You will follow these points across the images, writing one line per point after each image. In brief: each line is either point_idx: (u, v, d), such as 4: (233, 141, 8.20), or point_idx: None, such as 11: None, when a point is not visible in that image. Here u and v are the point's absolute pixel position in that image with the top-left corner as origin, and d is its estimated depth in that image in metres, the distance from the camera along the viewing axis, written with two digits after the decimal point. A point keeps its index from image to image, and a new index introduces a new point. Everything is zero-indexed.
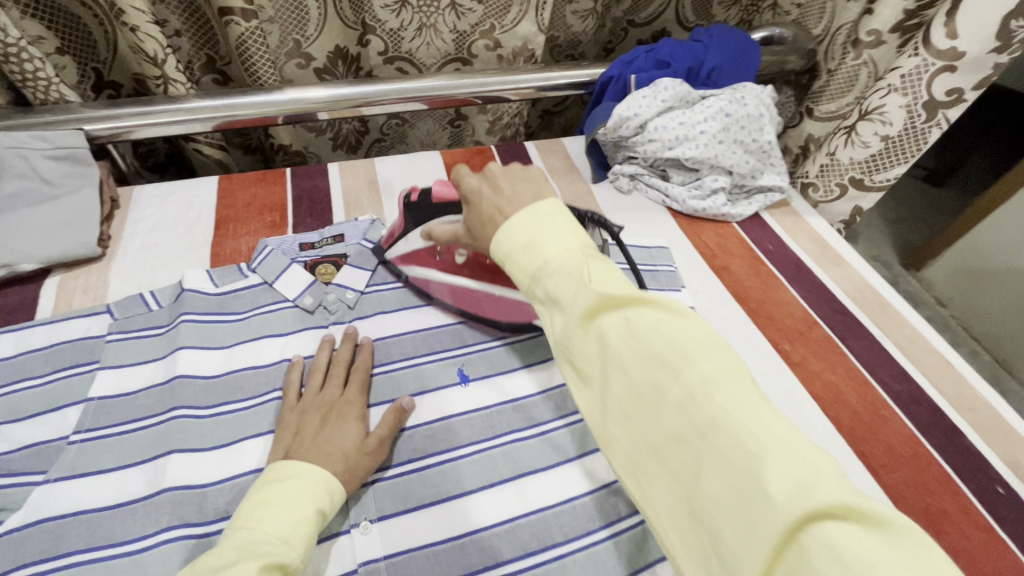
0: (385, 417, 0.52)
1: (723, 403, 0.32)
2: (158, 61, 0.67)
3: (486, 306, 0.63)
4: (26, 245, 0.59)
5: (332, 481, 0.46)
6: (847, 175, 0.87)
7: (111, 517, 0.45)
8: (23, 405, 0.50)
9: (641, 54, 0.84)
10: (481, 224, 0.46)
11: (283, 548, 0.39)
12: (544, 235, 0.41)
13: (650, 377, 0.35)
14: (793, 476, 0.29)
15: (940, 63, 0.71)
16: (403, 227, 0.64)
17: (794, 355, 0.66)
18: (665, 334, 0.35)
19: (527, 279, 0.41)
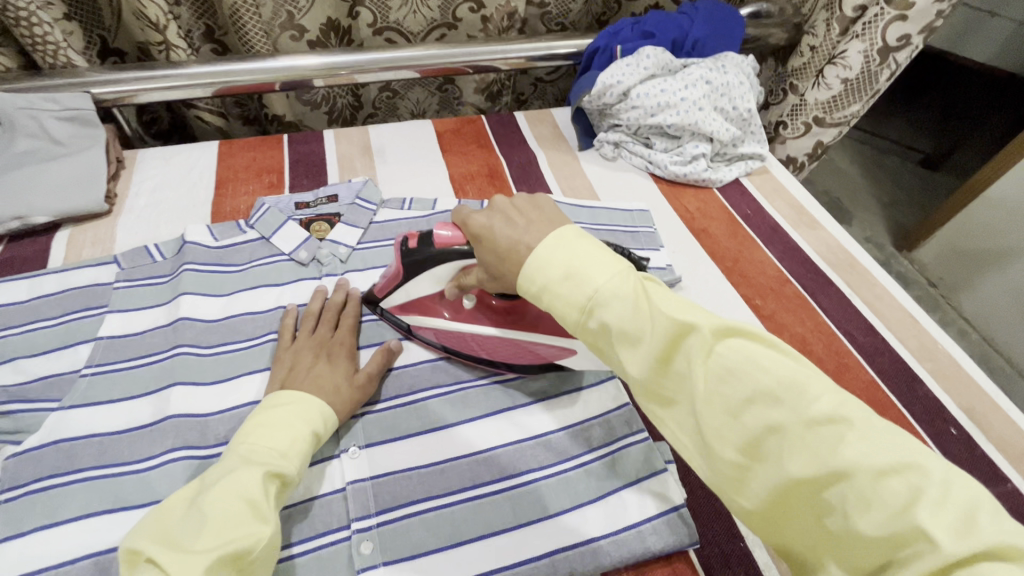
0: (375, 357, 0.56)
1: (854, 443, 0.30)
2: (159, 28, 0.70)
3: (505, 350, 0.58)
4: (38, 199, 0.62)
5: (326, 408, 0.49)
6: (811, 115, 0.93)
7: (121, 440, 0.49)
8: (38, 342, 0.54)
9: (626, 27, 0.86)
10: (499, 259, 0.44)
11: (283, 459, 0.43)
12: (587, 260, 0.39)
13: (764, 417, 0.32)
14: (949, 518, 0.27)
15: (895, 13, 0.77)
16: (402, 275, 0.57)
17: (765, 310, 0.69)
18: (766, 366, 0.33)
19: (580, 314, 0.39)
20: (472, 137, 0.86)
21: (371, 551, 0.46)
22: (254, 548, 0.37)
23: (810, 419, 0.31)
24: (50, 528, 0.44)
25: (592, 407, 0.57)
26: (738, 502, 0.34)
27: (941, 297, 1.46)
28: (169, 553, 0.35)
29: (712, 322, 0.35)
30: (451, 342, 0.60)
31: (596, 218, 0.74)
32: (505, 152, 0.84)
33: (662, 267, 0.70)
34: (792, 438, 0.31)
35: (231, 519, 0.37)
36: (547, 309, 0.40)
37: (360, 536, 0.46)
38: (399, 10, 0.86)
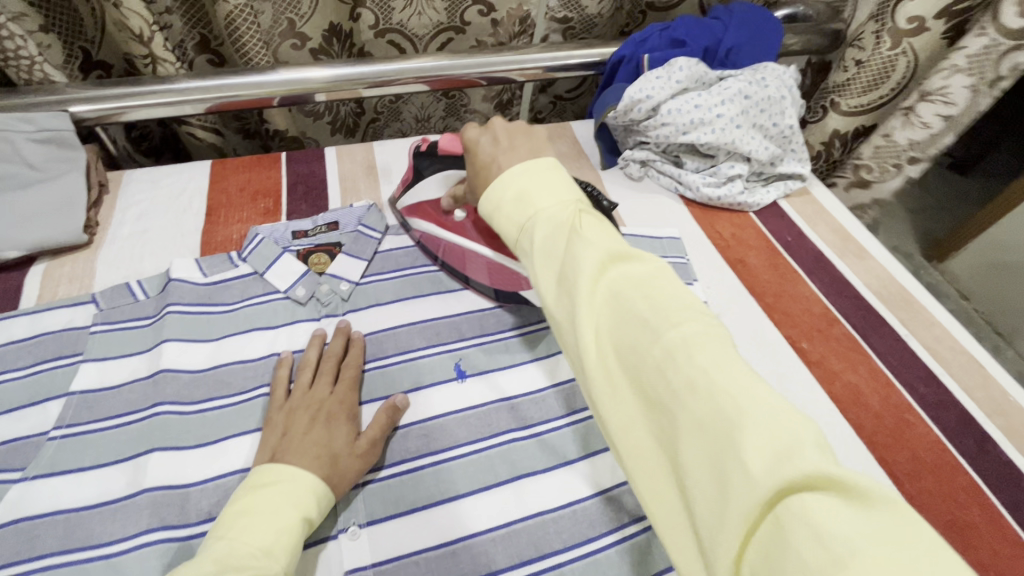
0: (378, 416, 0.50)
1: (699, 364, 0.29)
2: (144, 39, 0.64)
3: (475, 266, 0.61)
4: (9, 232, 0.57)
5: (319, 485, 0.43)
6: (904, 155, 0.82)
7: (91, 517, 0.43)
8: (3, 399, 0.49)
9: (654, 33, 0.79)
10: (475, 172, 0.47)
11: (266, 559, 0.37)
12: (532, 185, 0.40)
13: (629, 336, 0.33)
14: (771, 448, 0.26)
15: (1010, 43, 0.66)
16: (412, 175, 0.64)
17: (812, 354, 0.62)
18: (645, 290, 0.33)
19: (515, 230, 0.40)
20: None
21: None
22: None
23: (670, 339, 0.31)
24: None
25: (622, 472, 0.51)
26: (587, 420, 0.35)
27: (975, 311, 1.36)
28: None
29: (618, 249, 0.36)
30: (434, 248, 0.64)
31: None
32: None
33: None
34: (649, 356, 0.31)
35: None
36: (495, 229, 0.43)
37: None
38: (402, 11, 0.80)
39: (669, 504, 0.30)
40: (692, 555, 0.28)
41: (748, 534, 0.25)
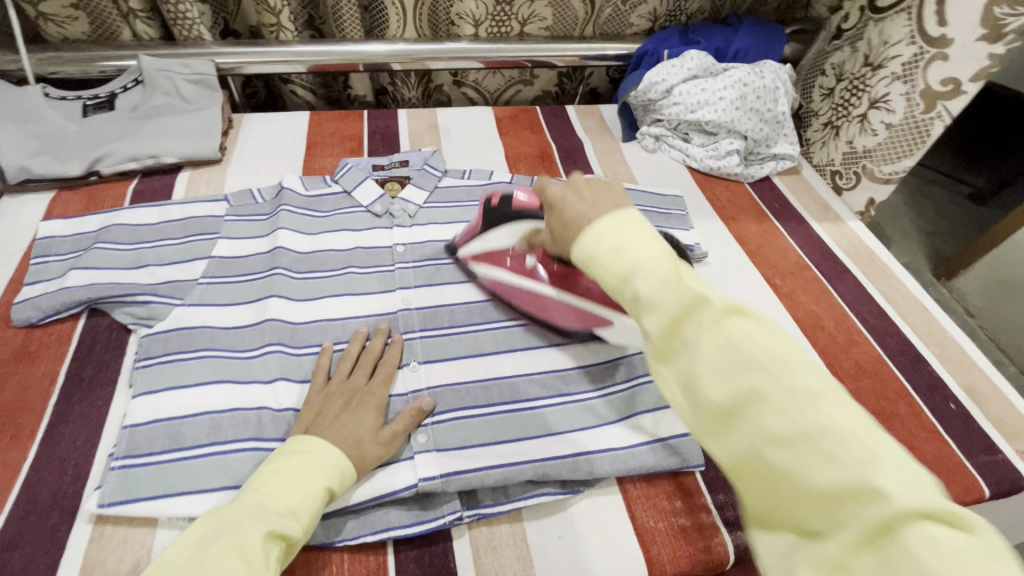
0: (405, 414, 0.52)
1: (829, 411, 0.32)
2: (275, 11, 0.83)
3: (556, 311, 0.64)
4: (169, 144, 0.76)
5: (346, 464, 0.46)
6: (861, 164, 0.90)
7: (229, 333, 0.59)
8: (165, 254, 0.66)
9: (675, 34, 0.95)
10: (564, 228, 0.47)
11: (289, 519, 0.41)
12: (628, 233, 0.40)
13: (753, 383, 0.34)
14: (905, 481, 0.29)
15: (933, 51, 0.76)
16: (484, 227, 0.67)
17: (784, 288, 0.75)
18: (761, 339, 0.35)
19: (614, 282, 0.40)
20: (527, 124, 0.95)
21: (425, 441, 0.53)
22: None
23: (803, 390, 0.33)
24: (174, 390, 0.54)
25: (615, 350, 0.63)
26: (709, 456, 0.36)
27: (979, 328, 1.38)
28: None
29: (721, 300, 0.37)
30: (510, 295, 0.65)
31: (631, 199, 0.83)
32: (555, 138, 0.93)
33: (690, 243, 0.78)
34: (773, 401, 0.33)
35: (224, 573, 0.37)
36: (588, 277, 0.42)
37: (417, 431, 0.53)
38: (480, 75, 1.02)
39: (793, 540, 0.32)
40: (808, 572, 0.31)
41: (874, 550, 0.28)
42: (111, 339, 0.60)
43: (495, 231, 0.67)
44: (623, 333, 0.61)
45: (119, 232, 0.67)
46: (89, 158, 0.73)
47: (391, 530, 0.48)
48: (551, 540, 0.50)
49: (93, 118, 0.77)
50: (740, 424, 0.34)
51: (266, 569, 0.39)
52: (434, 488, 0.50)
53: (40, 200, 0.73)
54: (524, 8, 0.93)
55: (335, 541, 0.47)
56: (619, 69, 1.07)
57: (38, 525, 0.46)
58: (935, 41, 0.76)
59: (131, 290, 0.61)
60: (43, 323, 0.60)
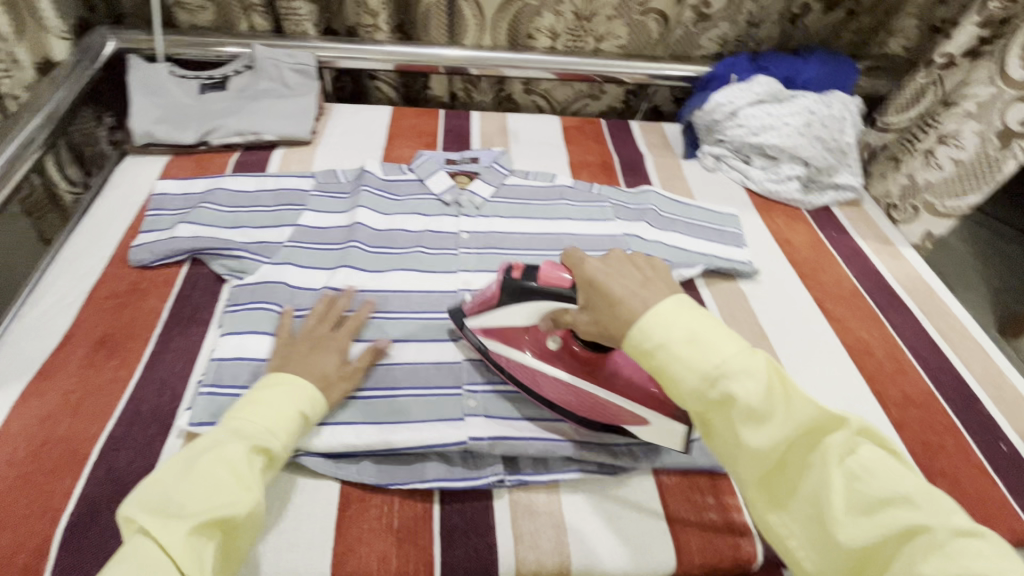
0: (364, 354, 0.57)
1: (978, 548, 0.34)
2: (374, 13, 0.91)
3: (575, 401, 0.55)
4: (271, 123, 0.85)
5: (313, 392, 0.50)
6: (921, 197, 0.89)
7: (307, 292, 0.65)
8: (258, 218, 0.74)
9: (745, 60, 0.97)
10: (608, 306, 0.45)
11: (268, 435, 0.46)
12: (709, 331, 0.43)
13: (901, 518, 0.36)
14: None
15: (1014, 94, 0.76)
16: (495, 301, 0.55)
17: (834, 313, 0.76)
18: (887, 469, 0.38)
19: (702, 384, 0.41)
20: (592, 134, 1.00)
21: (476, 405, 0.57)
22: (236, 515, 0.40)
23: (952, 528, 0.35)
24: (256, 334, 0.60)
25: None
26: None
27: None
28: (159, 518, 0.38)
29: (850, 422, 0.40)
30: (523, 376, 0.57)
31: (687, 214, 0.85)
32: (618, 149, 0.97)
33: (741, 260, 0.79)
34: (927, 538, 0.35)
35: (217, 481, 0.41)
36: (667, 378, 0.43)
37: (468, 396, 0.58)
38: (551, 85, 1.07)
39: None
40: None
41: None
42: (207, 286, 0.67)
43: (512, 307, 0.54)
44: (653, 433, 0.53)
45: (221, 195, 0.76)
46: (202, 129, 0.83)
47: (439, 480, 0.53)
48: (585, 514, 0.53)
49: (208, 95, 0.87)
50: (880, 561, 0.36)
51: (254, 477, 0.43)
52: (481, 447, 0.54)
53: (157, 162, 0.83)
54: (601, 25, 0.99)
55: (388, 483, 0.52)
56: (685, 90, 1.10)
57: (139, 433, 0.52)
58: (1016, 83, 0.76)
59: (229, 245, 0.69)
60: (153, 265, 0.68)
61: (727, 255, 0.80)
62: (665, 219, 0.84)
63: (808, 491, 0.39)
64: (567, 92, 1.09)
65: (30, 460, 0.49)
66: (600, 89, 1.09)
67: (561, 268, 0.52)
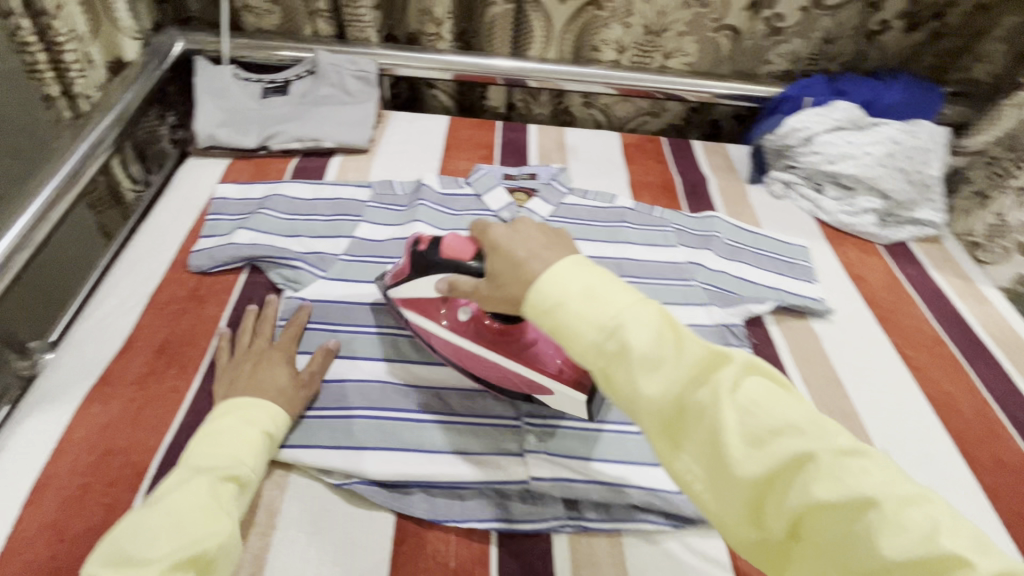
0: (314, 359, 0.57)
1: (868, 470, 0.32)
2: (438, 22, 0.90)
3: (489, 370, 0.55)
4: (330, 130, 0.84)
5: (274, 409, 0.50)
6: (1013, 237, 0.81)
7: (361, 309, 0.64)
8: (315, 227, 0.73)
9: (821, 82, 0.92)
10: (510, 271, 0.42)
11: (235, 462, 0.45)
12: (603, 285, 0.38)
13: (794, 448, 0.33)
14: (964, 538, 0.30)
15: None
16: (408, 273, 0.56)
17: (915, 361, 0.71)
18: (780, 400, 0.35)
19: (597, 338, 0.37)
20: (653, 153, 0.96)
21: (536, 441, 0.55)
22: (210, 548, 0.39)
23: (839, 450, 0.33)
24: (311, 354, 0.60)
25: None
26: (746, 528, 0.35)
27: None
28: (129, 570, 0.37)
29: (739, 358, 0.36)
30: (444, 348, 0.57)
31: (755, 243, 0.81)
32: (679, 171, 0.93)
33: (812, 296, 0.75)
34: (821, 469, 0.33)
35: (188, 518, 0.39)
36: (562, 337, 0.39)
37: (527, 430, 0.55)
38: (611, 100, 1.04)
39: None
40: None
41: None
42: (264, 296, 0.66)
43: (424, 279, 0.54)
44: (561, 401, 0.53)
45: (279, 202, 0.75)
46: (264, 134, 0.82)
47: (496, 520, 0.51)
48: (649, 569, 0.49)
49: (269, 100, 0.87)
50: (779, 491, 0.34)
51: (230, 506, 0.42)
52: (542, 489, 0.52)
53: (218, 165, 0.83)
54: (670, 41, 0.95)
55: (441, 519, 0.50)
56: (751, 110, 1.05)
57: None
58: None
59: (286, 255, 0.68)
60: (211, 272, 0.68)
61: (796, 290, 0.75)
62: (731, 248, 0.80)
63: (704, 437, 0.35)
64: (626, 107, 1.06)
65: (93, 469, 0.49)
66: (661, 105, 1.05)
67: (467, 242, 0.50)
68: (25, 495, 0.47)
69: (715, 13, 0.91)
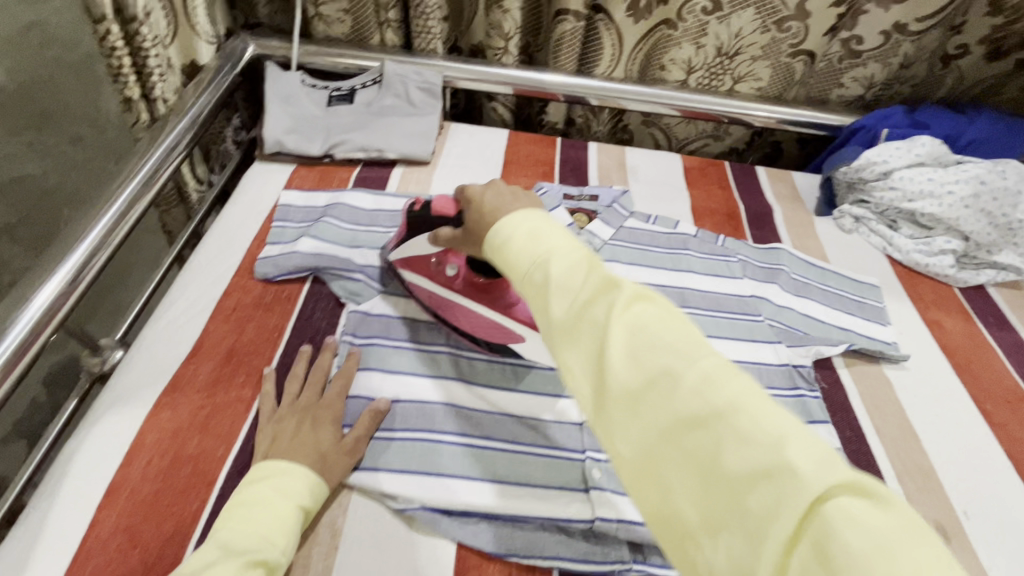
0: (358, 424, 0.53)
1: (741, 390, 0.30)
2: (506, 36, 0.89)
3: (472, 321, 0.61)
4: (394, 141, 0.84)
5: (311, 481, 0.48)
6: None
7: (424, 327, 0.64)
8: (377, 240, 0.73)
9: (899, 113, 0.89)
10: (478, 222, 0.47)
11: (267, 545, 0.42)
12: (538, 227, 0.40)
13: (665, 361, 0.32)
14: (820, 458, 0.27)
15: None
16: (407, 234, 0.63)
17: (996, 417, 0.66)
18: (664, 319, 0.33)
19: (525, 269, 0.39)
20: (715, 177, 0.94)
21: (601, 477, 0.53)
22: None
23: (712, 367, 0.31)
24: (374, 370, 0.59)
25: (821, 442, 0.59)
26: (616, 449, 0.33)
27: None
28: None
29: (634, 283, 0.36)
30: (432, 304, 0.63)
31: (824, 280, 0.78)
32: (743, 198, 0.91)
33: (886, 341, 0.71)
34: (687, 379, 0.31)
35: None
36: (503, 267, 0.41)
37: (593, 465, 0.54)
38: (674, 120, 1.01)
39: (718, 542, 0.28)
40: (726, 566, 0.27)
41: (793, 532, 0.26)
42: (327, 308, 0.66)
43: (419, 236, 0.61)
44: (531, 348, 0.60)
45: (342, 212, 0.75)
46: (329, 142, 0.83)
47: (560, 559, 0.49)
48: None
49: (335, 107, 0.87)
50: (645, 406, 0.32)
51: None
52: (608, 530, 0.50)
53: (283, 171, 0.84)
54: (742, 65, 0.93)
55: (505, 553, 0.49)
56: (817, 137, 1.02)
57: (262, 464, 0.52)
58: None
59: (349, 267, 0.68)
60: (276, 280, 0.68)
61: (866, 333, 0.72)
62: (799, 284, 0.77)
63: (583, 348, 0.35)
64: (687, 129, 1.03)
65: (162, 478, 0.50)
66: (725, 130, 1.02)
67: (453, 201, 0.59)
68: (98, 498, 0.48)
69: (794, 37, 0.88)
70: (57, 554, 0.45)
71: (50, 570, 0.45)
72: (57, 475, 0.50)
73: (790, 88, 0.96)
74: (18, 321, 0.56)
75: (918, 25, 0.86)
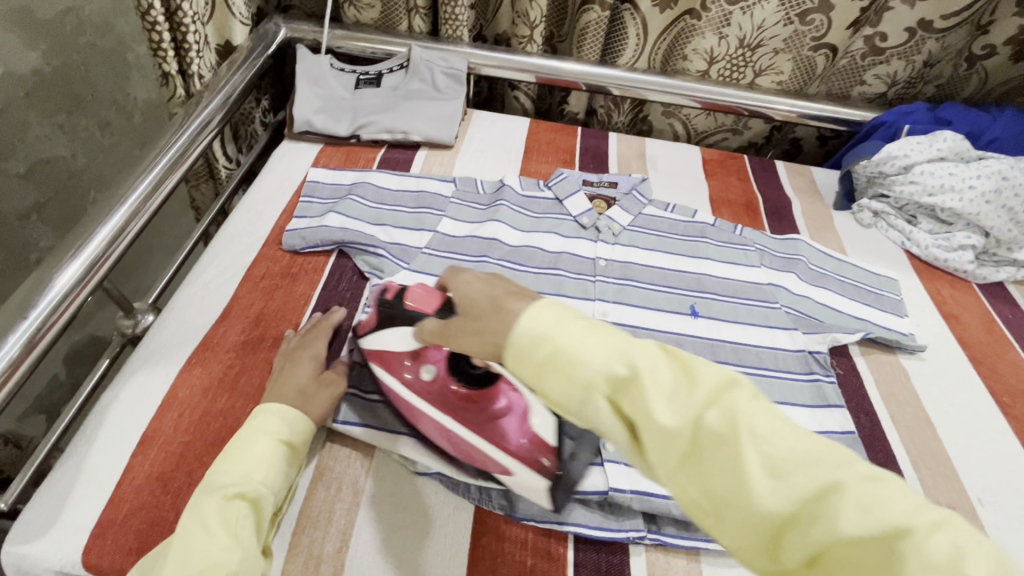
0: (333, 364, 0.55)
1: (894, 499, 0.28)
2: (531, 25, 0.91)
3: (449, 441, 0.50)
4: (418, 124, 0.86)
5: (288, 412, 0.48)
6: None
7: None
8: (400, 219, 0.74)
9: (922, 110, 0.89)
10: (491, 311, 0.36)
11: (242, 480, 0.42)
12: (605, 329, 0.33)
13: (811, 478, 0.28)
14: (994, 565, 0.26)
15: None
16: (376, 325, 0.54)
17: (1013, 410, 0.66)
18: (789, 431, 0.30)
19: (606, 381, 0.32)
20: (734, 170, 0.94)
21: (615, 450, 0.53)
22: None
23: (857, 477, 0.28)
24: None
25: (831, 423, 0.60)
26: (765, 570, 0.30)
27: None
28: None
29: (741, 390, 0.31)
30: (405, 411, 0.52)
31: (842, 270, 0.78)
32: (762, 190, 0.91)
33: (902, 332, 0.72)
34: (844, 494, 0.28)
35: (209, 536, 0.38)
36: (561, 382, 0.32)
37: None
38: (694, 112, 1.02)
39: None
40: None
41: None
42: (351, 282, 0.68)
43: (391, 330, 0.53)
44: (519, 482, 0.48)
45: (367, 190, 0.77)
46: (356, 123, 0.85)
47: (576, 525, 0.50)
48: None
49: (362, 90, 0.89)
50: (799, 533, 0.28)
51: (242, 528, 0.39)
52: (622, 500, 0.50)
53: (310, 150, 0.86)
54: (765, 58, 0.93)
55: (522, 517, 0.50)
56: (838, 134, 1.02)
57: None
58: None
59: (373, 242, 0.69)
60: (301, 251, 0.70)
61: (882, 323, 0.72)
62: (816, 274, 0.77)
63: (717, 471, 0.29)
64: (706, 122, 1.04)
65: (193, 430, 0.52)
66: (745, 123, 1.03)
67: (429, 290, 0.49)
68: (132, 445, 0.50)
69: (817, 31, 0.89)
70: (93, 494, 0.48)
71: (88, 507, 0.47)
72: (93, 424, 0.52)
73: (811, 82, 0.97)
74: (60, 277, 0.58)
75: (944, 22, 0.86)
